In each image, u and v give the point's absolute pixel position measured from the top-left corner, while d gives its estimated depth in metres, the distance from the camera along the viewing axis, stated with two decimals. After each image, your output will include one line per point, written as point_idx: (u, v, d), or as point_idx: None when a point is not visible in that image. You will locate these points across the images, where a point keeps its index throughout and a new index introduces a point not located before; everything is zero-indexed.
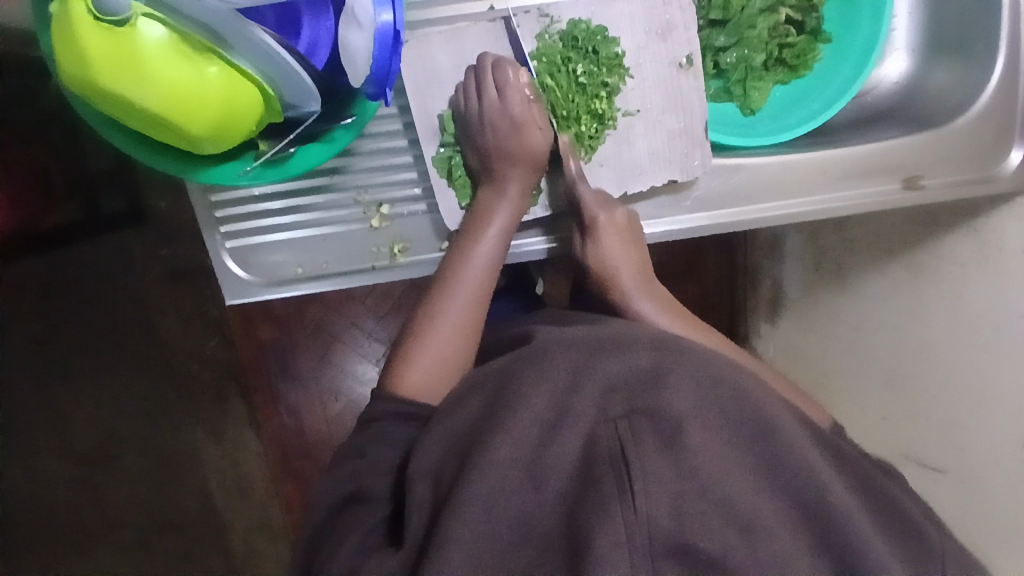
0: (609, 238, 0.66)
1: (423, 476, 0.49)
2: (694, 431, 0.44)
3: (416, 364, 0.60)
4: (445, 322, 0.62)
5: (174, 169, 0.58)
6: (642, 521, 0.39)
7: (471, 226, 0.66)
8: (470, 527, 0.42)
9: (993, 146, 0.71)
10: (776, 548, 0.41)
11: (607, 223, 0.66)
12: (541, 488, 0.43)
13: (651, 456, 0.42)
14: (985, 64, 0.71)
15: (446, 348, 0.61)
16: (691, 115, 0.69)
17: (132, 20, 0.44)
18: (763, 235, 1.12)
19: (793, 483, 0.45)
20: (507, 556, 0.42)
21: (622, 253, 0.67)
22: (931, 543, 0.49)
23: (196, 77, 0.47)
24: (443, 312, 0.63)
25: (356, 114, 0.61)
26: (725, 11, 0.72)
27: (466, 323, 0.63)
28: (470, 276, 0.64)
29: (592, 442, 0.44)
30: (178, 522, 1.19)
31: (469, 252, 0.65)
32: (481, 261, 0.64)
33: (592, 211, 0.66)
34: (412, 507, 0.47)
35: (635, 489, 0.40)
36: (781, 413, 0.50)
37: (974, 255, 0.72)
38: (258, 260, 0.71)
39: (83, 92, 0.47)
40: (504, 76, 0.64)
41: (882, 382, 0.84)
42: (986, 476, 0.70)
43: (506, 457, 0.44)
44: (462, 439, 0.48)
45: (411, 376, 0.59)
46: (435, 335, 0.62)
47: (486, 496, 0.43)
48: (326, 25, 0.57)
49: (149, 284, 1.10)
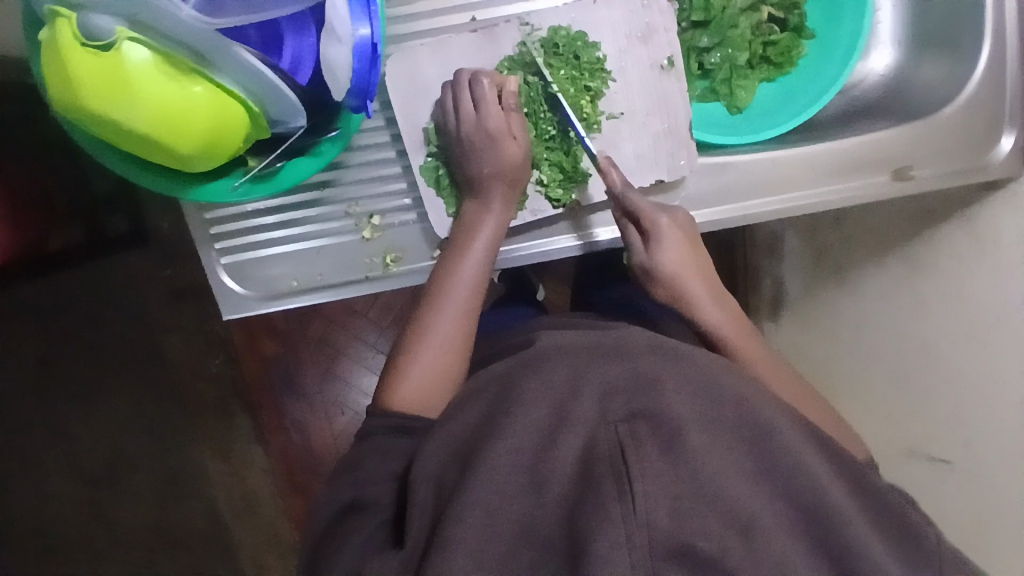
0: (674, 247, 0.64)
1: (425, 479, 0.49)
2: (694, 433, 0.44)
3: (408, 377, 0.60)
4: (435, 335, 0.62)
5: (167, 188, 0.59)
6: (642, 522, 0.39)
7: (457, 239, 0.66)
8: (471, 530, 0.42)
9: (984, 135, 0.71)
10: (774, 549, 0.42)
11: (670, 237, 0.64)
12: (542, 492, 0.43)
13: (651, 459, 0.42)
14: (971, 55, 0.72)
15: (437, 360, 0.61)
16: (676, 115, 0.70)
17: (117, 44, 0.45)
18: (762, 234, 1.12)
19: (790, 483, 0.45)
20: (508, 556, 0.43)
21: (689, 266, 0.64)
22: (934, 537, 0.48)
23: (182, 96, 0.48)
24: (433, 325, 0.63)
25: (340, 127, 0.62)
26: (707, 12, 0.73)
27: (455, 336, 0.63)
28: (460, 289, 0.64)
29: (591, 446, 0.44)
30: (187, 539, 1.20)
31: (456, 265, 0.65)
32: (469, 274, 0.65)
33: (656, 223, 0.64)
34: (415, 508, 0.48)
35: (635, 492, 0.40)
36: (777, 411, 0.50)
37: (969, 243, 0.72)
38: (253, 274, 0.72)
39: (73, 116, 0.48)
40: (480, 90, 0.65)
41: (885, 378, 0.84)
42: (992, 468, 0.70)
43: (506, 464, 0.44)
44: (465, 444, 0.49)
45: (404, 390, 0.59)
46: (427, 347, 0.62)
47: (488, 500, 0.43)
48: (309, 42, 0.57)
49: (154, 303, 1.12)
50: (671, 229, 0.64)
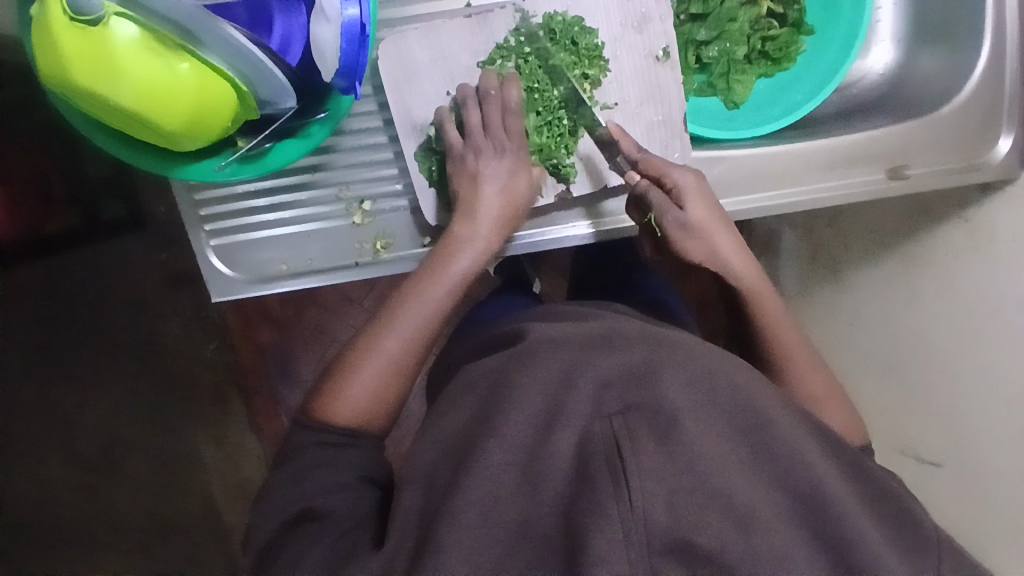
0: (696, 201, 0.63)
1: (414, 483, 0.49)
2: (689, 423, 0.44)
3: (354, 383, 0.58)
4: (385, 352, 0.59)
5: (156, 167, 0.59)
6: (638, 517, 0.39)
7: (434, 261, 0.63)
8: (469, 534, 0.43)
9: (981, 132, 0.71)
10: (774, 541, 0.41)
11: (692, 191, 0.63)
12: (537, 490, 0.43)
13: (646, 452, 0.42)
14: (970, 51, 0.71)
15: (383, 379, 0.59)
16: (670, 107, 0.70)
17: (104, 19, 0.45)
18: (759, 231, 1.11)
19: (786, 473, 0.44)
20: (506, 559, 0.42)
21: (715, 220, 0.63)
22: (925, 528, 0.48)
23: (169, 74, 0.48)
24: (383, 341, 0.59)
25: (328, 109, 0.61)
26: (705, 4, 0.72)
27: (409, 348, 0.60)
28: (421, 293, 0.61)
29: (585, 440, 0.43)
30: (179, 525, 1.20)
31: (427, 269, 0.62)
32: (439, 280, 0.62)
33: (674, 176, 0.64)
34: (400, 514, 0.48)
35: (631, 486, 0.40)
36: (766, 399, 0.49)
37: (965, 244, 0.71)
38: (243, 257, 0.72)
39: (62, 91, 0.48)
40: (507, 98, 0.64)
41: (880, 379, 0.83)
42: (985, 471, 0.69)
43: (500, 461, 0.45)
44: (458, 441, 0.48)
45: (346, 401, 0.57)
46: (374, 363, 0.59)
47: (483, 499, 0.44)
48: (298, 20, 0.57)
49: (149, 288, 1.12)
50: (692, 184, 0.64)
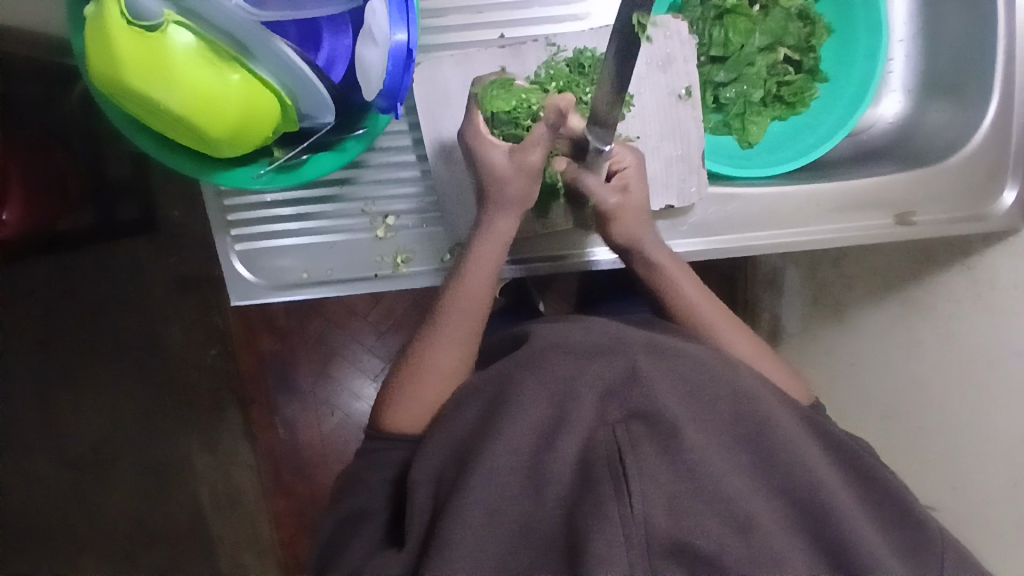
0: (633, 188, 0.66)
1: (423, 482, 0.50)
2: (691, 432, 0.44)
3: (408, 400, 0.61)
4: (429, 363, 0.62)
5: (192, 171, 0.61)
6: (639, 521, 0.41)
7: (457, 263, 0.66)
8: (470, 529, 0.44)
9: (986, 185, 0.73)
10: (774, 545, 0.43)
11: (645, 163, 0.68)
12: (541, 492, 0.44)
13: (648, 460, 0.42)
14: (979, 106, 0.74)
15: (429, 388, 0.61)
16: (689, 144, 0.72)
17: (162, 27, 0.47)
18: (762, 269, 1.14)
19: (785, 483, 0.46)
20: (508, 557, 0.44)
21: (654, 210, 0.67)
22: (927, 562, 0.49)
23: (220, 83, 0.50)
24: (426, 354, 0.63)
25: (366, 126, 0.64)
26: (726, 48, 0.75)
27: (454, 351, 0.62)
28: (455, 319, 0.63)
29: (589, 446, 0.44)
30: (166, 534, 1.19)
31: (454, 294, 0.65)
32: (466, 301, 0.64)
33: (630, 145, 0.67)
34: (414, 515, 0.49)
35: (631, 490, 0.41)
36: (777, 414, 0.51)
37: (967, 293, 0.73)
38: (265, 263, 0.74)
39: (112, 93, 0.50)
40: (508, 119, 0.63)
41: (878, 419, 0.84)
42: (976, 510, 0.71)
43: (504, 465, 0.45)
44: (463, 444, 0.49)
45: (397, 412, 0.61)
46: (421, 378, 0.61)
47: (487, 500, 0.44)
48: (344, 42, 0.62)
49: (157, 290, 1.13)
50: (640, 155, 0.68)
